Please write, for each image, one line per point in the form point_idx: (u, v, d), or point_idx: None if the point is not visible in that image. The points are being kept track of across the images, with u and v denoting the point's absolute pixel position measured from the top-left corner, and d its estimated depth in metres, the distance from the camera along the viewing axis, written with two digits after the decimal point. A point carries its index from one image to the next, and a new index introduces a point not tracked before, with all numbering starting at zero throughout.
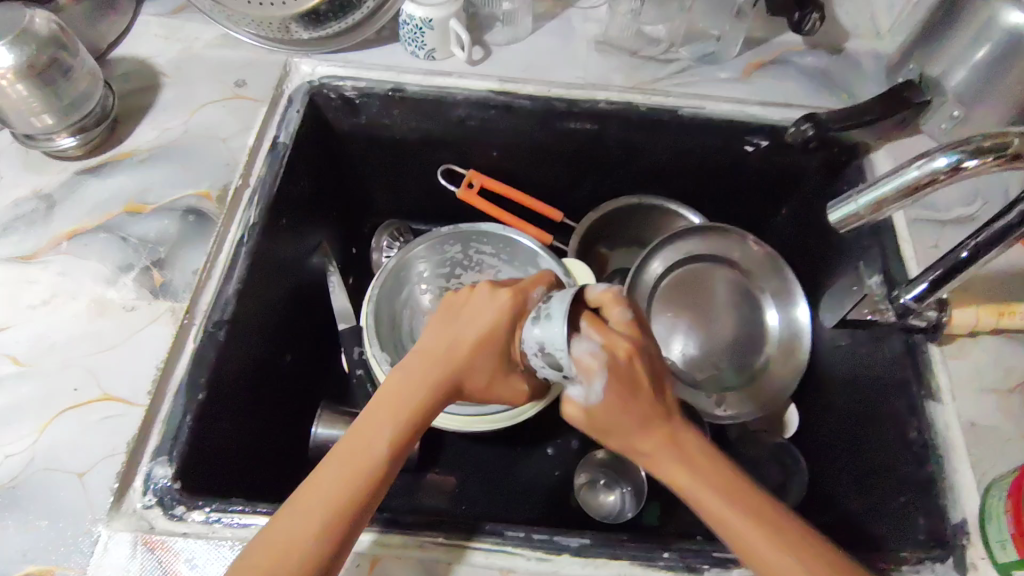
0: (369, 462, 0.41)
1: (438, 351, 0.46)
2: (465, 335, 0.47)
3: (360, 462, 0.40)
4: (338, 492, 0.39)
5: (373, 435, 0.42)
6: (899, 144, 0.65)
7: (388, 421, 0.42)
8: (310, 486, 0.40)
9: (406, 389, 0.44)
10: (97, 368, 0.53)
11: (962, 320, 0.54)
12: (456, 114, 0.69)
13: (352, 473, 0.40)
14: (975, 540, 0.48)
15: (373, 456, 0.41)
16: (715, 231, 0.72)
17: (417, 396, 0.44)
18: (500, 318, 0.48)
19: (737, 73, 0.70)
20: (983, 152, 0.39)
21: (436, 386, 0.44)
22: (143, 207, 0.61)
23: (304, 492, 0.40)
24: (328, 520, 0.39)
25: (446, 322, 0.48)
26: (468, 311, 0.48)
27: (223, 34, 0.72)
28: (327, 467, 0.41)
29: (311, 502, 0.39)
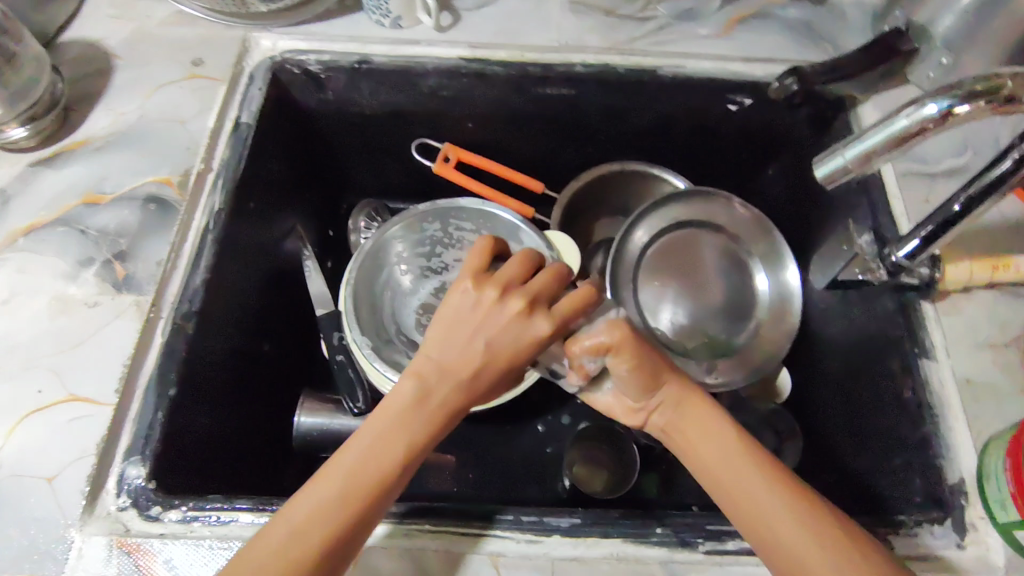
0: (374, 483, 0.39)
1: (456, 377, 0.42)
2: (484, 365, 0.42)
3: (366, 481, 0.39)
4: (336, 509, 0.38)
5: (383, 451, 0.40)
6: (888, 95, 0.62)
7: (398, 440, 0.41)
8: (309, 496, 0.39)
9: (419, 410, 0.42)
10: (62, 369, 0.51)
11: (955, 275, 0.52)
12: (426, 85, 0.66)
13: (356, 490, 0.39)
14: (974, 499, 0.47)
15: (380, 477, 0.40)
16: (699, 195, 0.70)
17: (429, 419, 0.42)
18: (521, 351, 0.42)
19: (718, 28, 0.67)
20: (976, 96, 0.36)
21: (448, 411, 0.42)
22: (102, 198, 0.58)
23: (299, 502, 0.39)
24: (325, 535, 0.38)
25: (459, 338, 0.42)
26: (489, 332, 0.42)
27: (177, 10, 0.68)
28: (324, 482, 0.39)
29: (305, 516, 0.38)
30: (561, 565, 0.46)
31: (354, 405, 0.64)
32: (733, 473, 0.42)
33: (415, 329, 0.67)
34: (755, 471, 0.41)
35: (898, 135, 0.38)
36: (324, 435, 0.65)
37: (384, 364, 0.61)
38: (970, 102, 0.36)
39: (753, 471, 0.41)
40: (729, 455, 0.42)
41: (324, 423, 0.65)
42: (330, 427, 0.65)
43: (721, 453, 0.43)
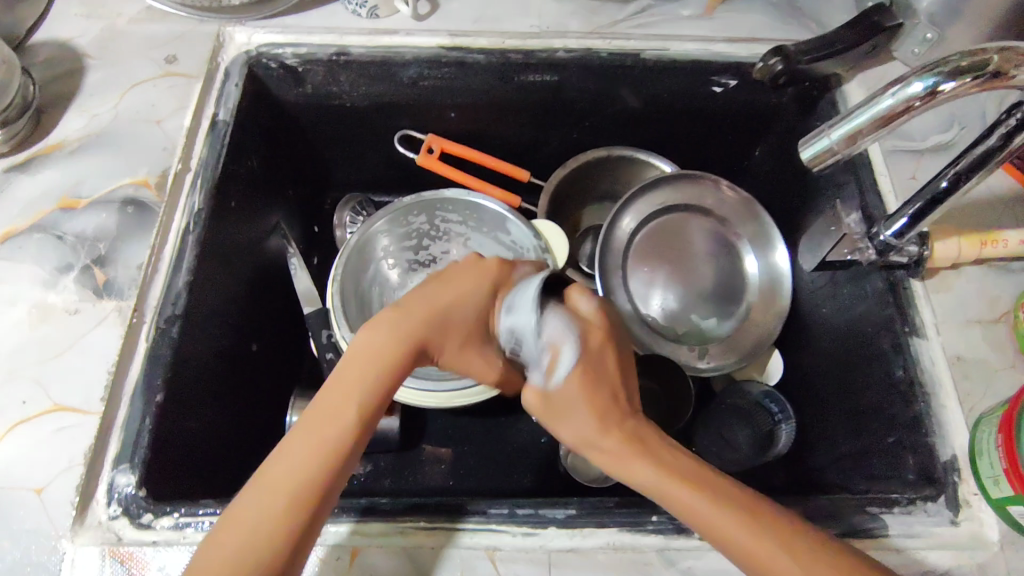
0: (343, 426, 0.38)
1: (418, 313, 0.44)
2: (449, 301, 0.45)
3: (336, 426, 0.38)
4: (308, 457, 0.37)
5: (347, 395, 0.39)
6: (872, 72, 0.62)
7: (362, 380, 0.39)
8: (280, 454, 0.37)
9: (380, 349, 0.41)
10: (45, 378, 0.50)
11: (944, 253, 0.52)
12: (407, 76, 0.65)
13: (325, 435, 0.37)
14: (966, 476, 0.48)
15: (348, 419, 0.38)
16: (687, 178, 0.69)
17: (391, 356, 0.41)
18: (481, 289, 0.47)
19: (701, 9, 0.66)
20: (962, 73, 0.36)
21: (411, 349, 0.42)
22: (79, 202, 0.57)
23: (273, 462, 0.37)
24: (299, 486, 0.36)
25: (427, 287, 0.46)
26: (454, 277, 0.46)
27: (148, 6, 0.66)
28: (296, 436, 0.37)
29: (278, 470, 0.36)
30: (558, 556, 0.46)
31: None
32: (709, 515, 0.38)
33: None
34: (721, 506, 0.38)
35: (884, 114, 0.37)
36: None
37: None
38: (956, 79, 0.36)
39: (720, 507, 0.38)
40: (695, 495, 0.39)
41: None
42: None
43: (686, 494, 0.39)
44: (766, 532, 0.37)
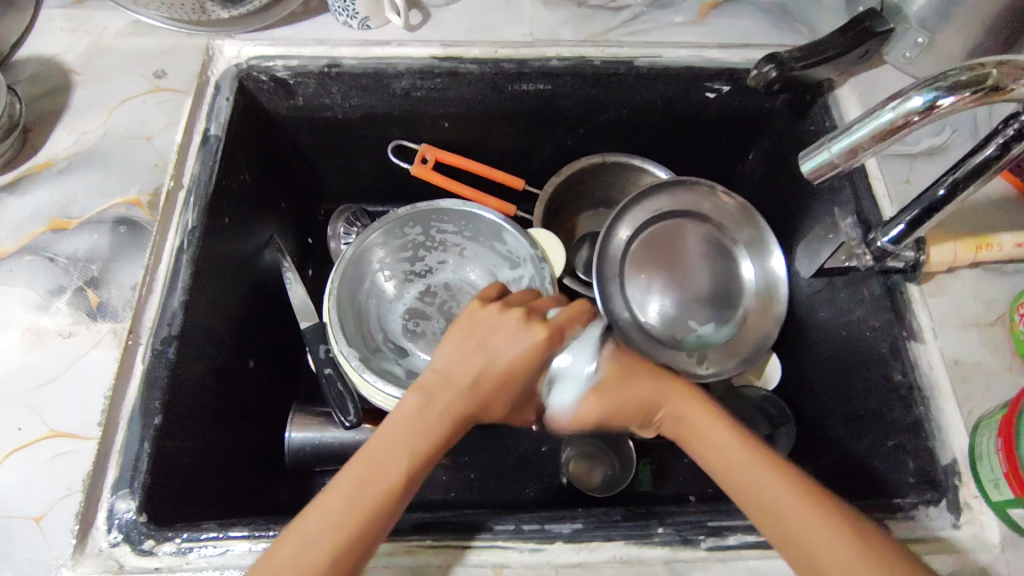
0: (383, 485, 0.40)
1: (458, 384, 0.45)
2: (489, 369, 0.46)
3: (372, 488, 0.39)
4: (349, 511, 0.38)
5: (388, 460, 0.41)
6: (864, 77, 0.62)
7: (402, 449, 0.41)
8: (320, 507, 0.39)
9: (421, 420, 0.43)
10: (40, 404, 0.49)
11: (941, 256, 0.52)
12: (399, 87, 0.65)
13: (366, 493, 0.39)
14: (967, 479, 0.48)
15: (387, 482, 0.40)
16: (682, 185, 0.70)
17: (433, 424, 0.43)
18: (518, 359, 0.46)
19: (693, 15, 0.66)
20: (960, 88, 0.37)
21: (452, 414, 0.44)
22: (69, 223, 0.56)
23: (305, 523, 0.38)
24: (345, 538, 0.38)
25: (473, 348, 0.46)
26: (500, 342, 0.46)
27: (134, 21, 0.65)
28: (341, 485, 0.39)
29: (325, 520, 0.38)
30: (565, 572, 0.46)
31: (345, 419, 0.62)
32: (730, 453, 0.44)
33: (403, 335, 0.68)
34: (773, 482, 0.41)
35: (884, 128, 0.38)
36: (317, 449, 0.64)
37: (373, 376, 0.59)
38: (954, 94, 0.37)
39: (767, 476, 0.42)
40: (753, 467, 0.42)
41: (316, 437, 0.64)
42: (322, 442, 0.64)
43: (735, 464, 0.43)
44: (808, 511, 0.39)
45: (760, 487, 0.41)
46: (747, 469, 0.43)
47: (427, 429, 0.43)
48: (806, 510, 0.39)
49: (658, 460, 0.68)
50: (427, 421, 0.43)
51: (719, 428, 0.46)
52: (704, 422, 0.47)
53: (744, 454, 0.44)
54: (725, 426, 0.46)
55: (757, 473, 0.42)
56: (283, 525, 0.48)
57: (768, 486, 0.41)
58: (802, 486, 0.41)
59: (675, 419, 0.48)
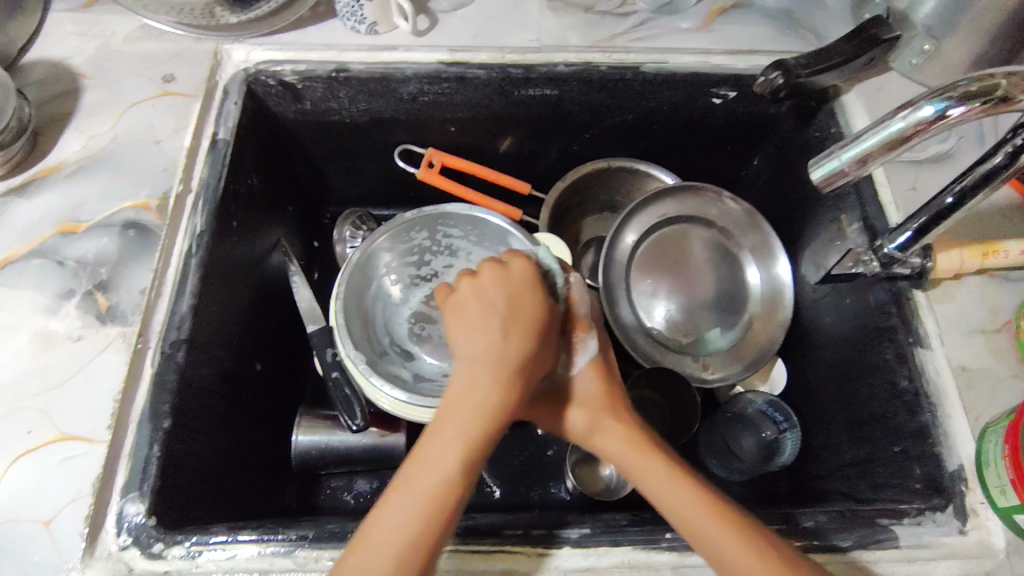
0: (445, 477, 0.41)
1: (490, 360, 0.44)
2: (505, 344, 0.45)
3: (437, 489, 0.41)
4: (425, 511, 0.40)
5: (437, 464, 0.42)
6: (870, 83, 0.63)
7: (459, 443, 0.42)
8: (394, 507, 0.41)
9: (471, 398, 0.44)
10: (50, 408, 0.49)
11: (948, 264, 0.52)
12: (407, 91, 0.65)
13: (440, 492, 0.41)
14: (973, 485, 0.48)
15: (448, 477, 0.41)
16: (689, 190, 0.70)
17: (483, 395, 0.43)
18: (528, 336, 0.45)
19: (699, 21, 0.67)
20: (970, 98, 0.37)
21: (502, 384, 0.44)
22: (79, 226, 0.56)
23: (387, 519, 0.40)
24: (424, 532, 0.40)
25: (472, 325, 0.45)
26: (483, 318, 0.45)
27: (143, 25, 0.66)
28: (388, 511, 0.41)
29: (400, 520, 0.40)
30: None
31: (353, 422, 0.63)
32: (629, 460, 0.47)
33: (409, 339, 0.67)
34: (717, 529, 0.42)
35: (894, 137, 0.38)
36: (324, 453, 0.64)
37: (380, 380, 0.59)
38: (965, 104, 0.37)
39: (711, 528, 0.42)
40: (698, 509, 0.43)
41: (322, 441, 0.64)
42: (329, 445, 0.64)
43: (680, 504, 0.43)
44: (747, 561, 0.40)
45: (673, 500, 0.44)
46: (683, 509, 0.43)
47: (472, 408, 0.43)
48: (710, 517, 0.42)
49: None
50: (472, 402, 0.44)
51: (654, 460, 0.46)
52: (635, 448, 0.47)
53: (688, 495, 0.44)
54: (651, 455, 0.46)
55: (696, 515, 0.43)
56: (292, 529, 0.48)
57: (711, 531, 0.42)
58: (714, 503, 0.43)
59: (610, 447, 0.48)
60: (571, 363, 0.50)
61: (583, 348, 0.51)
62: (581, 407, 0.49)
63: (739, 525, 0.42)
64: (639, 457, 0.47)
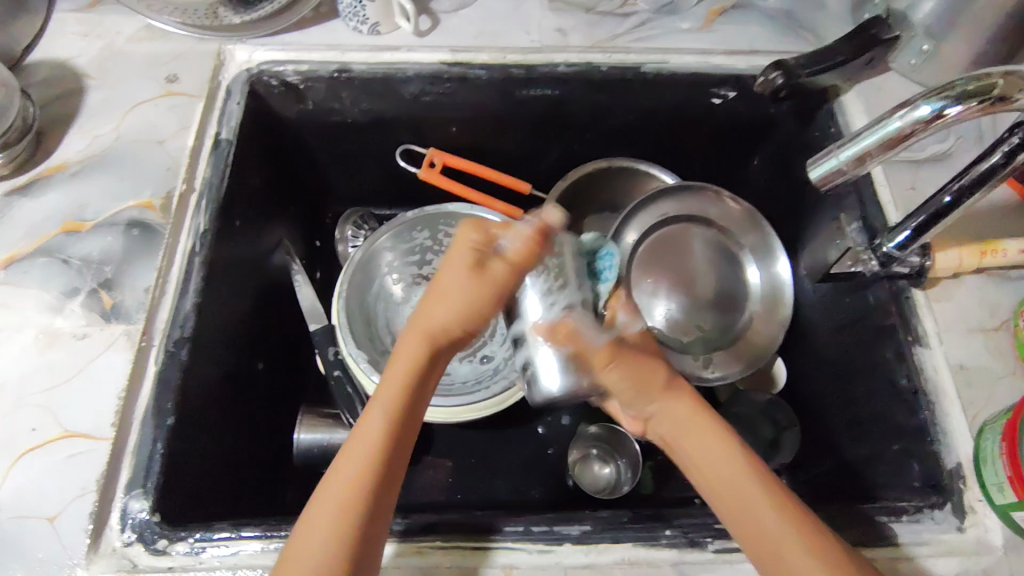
0: (377, 444, 0.40)
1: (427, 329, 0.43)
2: (439, 311, 0.44)
3: (361, 469, 0.39)
4: (349, 491, 0.39)
5: (365, 433, 0.40)
6: (869, 84, 0.63)
7: (384, 408, 0.41)
8: (324, 491, 0.39)
9: (396, 367, 0.42)
10: (55, 405, 0.49)
11: (945, 263, 0.53)
12: (409, 91, 0.65)
13: (357, 476, 0.39)
14: (971, 482, 0.48)
15: (376, 447, 0.40)
16: (689, 189, 0.70)
17: (405, 364, 0.42)
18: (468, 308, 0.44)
19: (700, 22, 0.67)
20: (967, 98, 0.37)
21: (423, 351, 0.43)
22: (83, 225, 0.57)
23: (326, 497, 0.39)
24: (347, 510, 0.38)
25: (433, 305, 0.44)
26: (437, 286, 0.44)
27: (147, 25, 0.66)
28: (333, 480, 0.39)
29: (330, 503, 0.38)
30: (574, 573, 0.46)
31: (354, 420, 0.63)
32: (691, 439, 0.46)
33: None
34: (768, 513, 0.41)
35: (892, 136, 0.39)
36: (325, 452, 0.64)
37: (381, 377, 0.59)
38: (962, 103, 0.37)
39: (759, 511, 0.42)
40: (750, 493, 0.42)
41: (324, 439, 0.64)
42: (330, 443, 0.64)
43: (737, 490, 0.43)
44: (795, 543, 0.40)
45: (732, 488, 0.43)
46: (742, 496, 0.42)
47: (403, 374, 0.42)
48: (769, 510, 0.41)
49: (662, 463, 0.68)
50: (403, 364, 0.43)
51: (709, 438, 0.45)
52: (695, 427, 0.46)
53: (745, 479, 0.43)
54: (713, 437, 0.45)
55: (749, 500, 0.42)
56: (294, 525, 0.48)
57: (766, 515, 0.41)
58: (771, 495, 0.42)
59: (669, 422, 0.48)
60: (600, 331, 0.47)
61: (632, 313, 0.50)
62: (619, 364, 0.47)
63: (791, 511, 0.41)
64: (702, 437, 0.46)
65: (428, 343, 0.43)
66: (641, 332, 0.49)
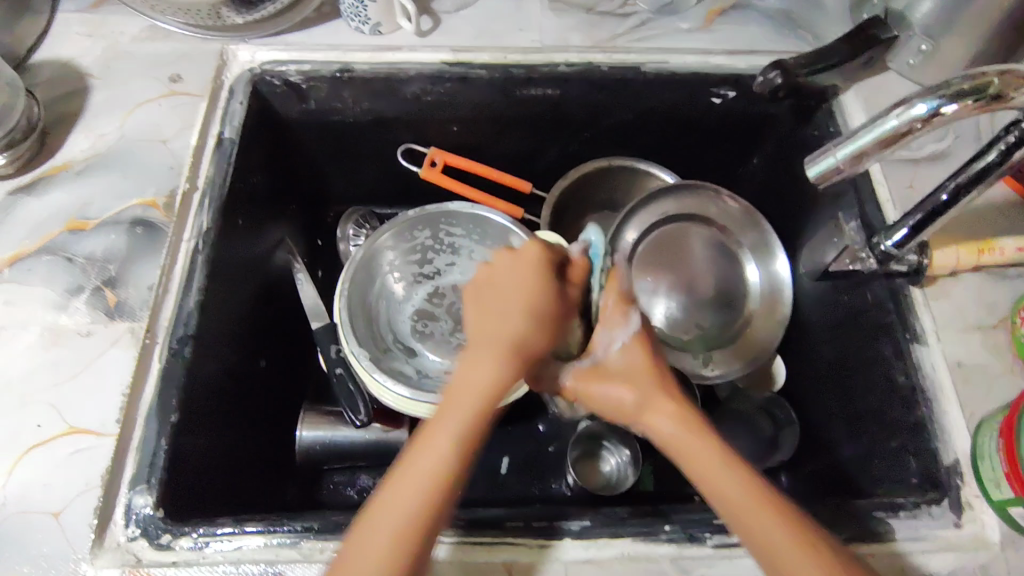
0: (437, 473, 0.39)
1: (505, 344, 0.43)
2: (519, 326, 0.43)
3: (431, 481, 0.39)
4: (419, 504, 0.39)
5: (430, 451, 0.40)
6: (867, 83, 0.63)
7: (454, 428, 0.40)
8: (386, 502, 0.39)
9: (470, 385, 0.42)
10: (60, 402, 0.50)
11: (943, 261, 0.53)
12: (411, 91, 0.66)
13: (421, 493, 0.39)
14: (969, 479, 0.49)
15: (443, 462, 0.39)
16: (689, 188, 0.71)
17: (484, 378, 0.42)
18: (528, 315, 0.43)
19: (699, 22, 0.67)
20: (963, 96, 0.38)
21: (500, 370, 0.42)
22: (87, 224, 0.57)
23: (384, 514, 0.39)
24: (420, 522, 0.38)
25: (493, 319, 0.44)
26: (503, 304, 0.44)
27: (150, 25, 0.67)
28: (398, 490, 0.39)
29: (392, 514, 0.38)
30: (575, 568, 0.46)
31: (357, 418, 0.63)
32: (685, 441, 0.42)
33: (412, 336, 0.68)
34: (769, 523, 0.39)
35: (889, 134, 0.39)
36: (327, 449, 0.65)
37: (384, 376, 0.60)
38: (958, 101, 0.38)
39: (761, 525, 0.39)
40: (746, 503, 0.39)
41: (325, 437, 0.65)
42: (332, 441, 0.65)
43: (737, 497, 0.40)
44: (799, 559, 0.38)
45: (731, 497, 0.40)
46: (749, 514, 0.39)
47: (474, 391, 0.41)
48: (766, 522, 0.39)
49: (661, 461, 0.69)
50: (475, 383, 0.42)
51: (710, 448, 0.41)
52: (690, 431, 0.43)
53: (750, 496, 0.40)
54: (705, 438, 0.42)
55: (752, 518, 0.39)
56: (297, 520, 0.49)
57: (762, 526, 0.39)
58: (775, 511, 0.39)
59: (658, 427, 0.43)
60: (614, 340, 0.46)
61: (620, 325, 0.46)
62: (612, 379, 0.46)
63: (791, 521, 0.39)
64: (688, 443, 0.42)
65: (503, 361, 0.42)
66: (628, 344, 0.46)
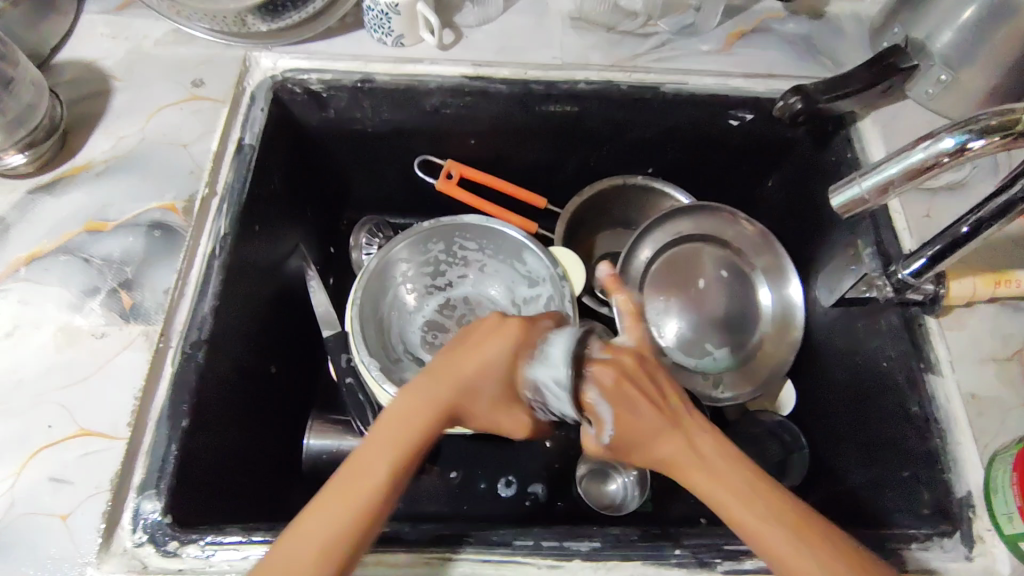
0: (373, 489, 0.40)
1: (442, 385, 0.46)
2: (463, 395, 0.46)
3: (365, 489, 0.40)
4: (345, 525, 0.39)
5: (370, 470, 0.41)
6: (886, 112, 0.64)
7: (400, 451, 0.42)
8: (313, 511, 0.39)
9: (412, 424, 0.43)
10: (72, 403, 0.50)
11: (960, 292, 0.53)
12: (430, 103, 0.66)
13: (355, 500, 0.39)
14: (981, 512, 0.49)
15: (380, 486, 0.40)
16: (704, 210, 0.71)
17: (423, 427, 0.43)
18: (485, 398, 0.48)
19: (719, 45, 0.68)
20: (991, 133, 0.38)
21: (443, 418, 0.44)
22: (105, 225, 0.57)
23: (316, 516, 0.39)
24: (345, 529, 0.39)
25: (456, 357, 0.47)
26: (480, 376, 0.47)
27: (175, 30, 0.67)
28: (328, 495, 0.40)
29: (319, 526, 0.38)
30: None
31: (365, 427, 0.64)
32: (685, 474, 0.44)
33: (421, 347, 0.68)
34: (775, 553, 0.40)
35: (915, 167, 0.39)
36: (334, 458, 0.65)
37: (392, 386, 0.59)
38: (985, 137, 0.38)
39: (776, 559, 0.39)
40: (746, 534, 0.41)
41: (334, 445, 0.65)
42: (340, 450, 0.65)
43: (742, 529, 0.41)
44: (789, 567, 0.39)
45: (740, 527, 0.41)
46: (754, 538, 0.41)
47: (423, 428, 0.43)
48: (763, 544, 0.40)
49: (668, 483, 0.68)
50: (414, 419, 0.44)
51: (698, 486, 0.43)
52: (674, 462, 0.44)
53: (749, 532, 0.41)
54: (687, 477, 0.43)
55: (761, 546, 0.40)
56: None
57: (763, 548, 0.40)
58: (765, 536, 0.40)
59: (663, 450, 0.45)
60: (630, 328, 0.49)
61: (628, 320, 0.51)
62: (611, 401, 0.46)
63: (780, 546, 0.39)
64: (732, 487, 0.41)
65: (441, 423, 0.44)
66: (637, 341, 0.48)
